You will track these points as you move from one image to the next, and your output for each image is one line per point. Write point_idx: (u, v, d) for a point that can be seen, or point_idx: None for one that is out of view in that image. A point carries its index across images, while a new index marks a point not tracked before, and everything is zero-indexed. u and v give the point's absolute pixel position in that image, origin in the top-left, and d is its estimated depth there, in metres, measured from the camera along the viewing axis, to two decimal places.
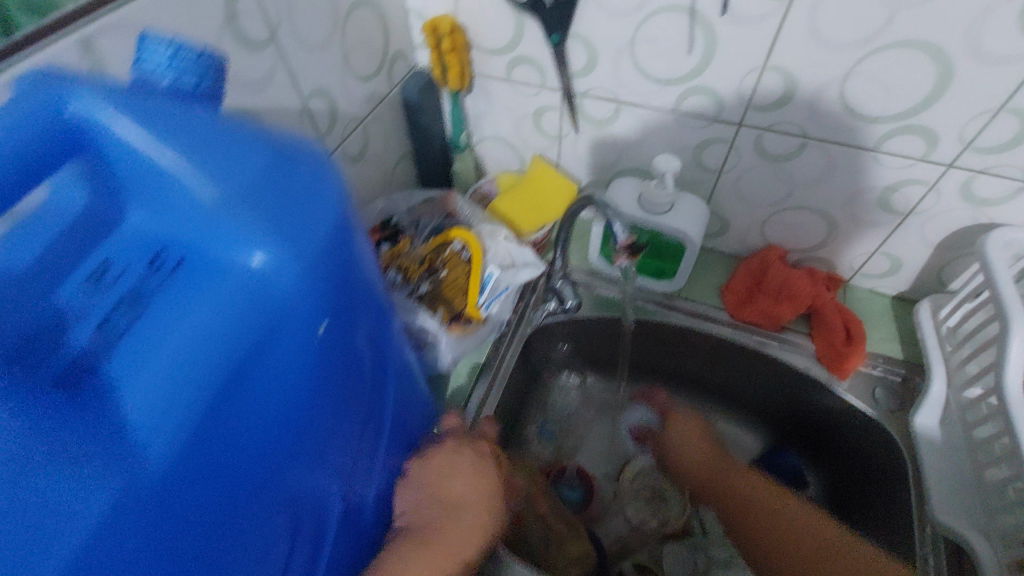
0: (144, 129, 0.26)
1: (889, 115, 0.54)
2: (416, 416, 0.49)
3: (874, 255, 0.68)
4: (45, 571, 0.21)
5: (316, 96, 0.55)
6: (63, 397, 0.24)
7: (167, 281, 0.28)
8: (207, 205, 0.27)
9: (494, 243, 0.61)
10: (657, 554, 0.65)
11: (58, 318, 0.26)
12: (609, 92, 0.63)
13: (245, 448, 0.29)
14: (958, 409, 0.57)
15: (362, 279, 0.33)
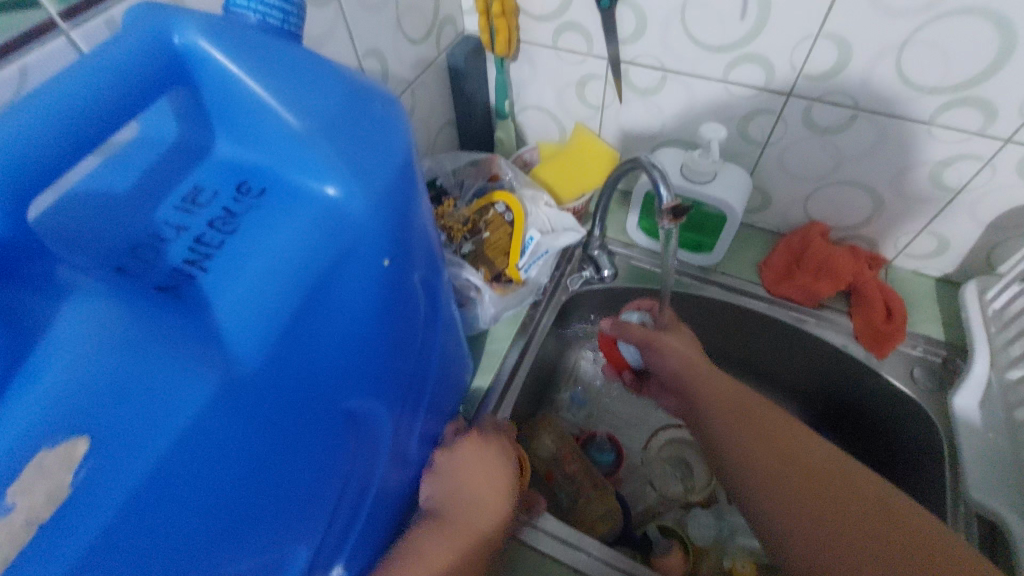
0: (237, 60, 0.28)
1: (946, 85, 0.53)
2: (455, 366, 0.51)
3: (921, 234, 0.66)
4: (156, 445, 0.24)
5: (370, 56, 0.56)
6: (166, 300, 0.27)
7: (253, 205, 0.30)
8: (292, 136, 0.29)
9: (535, 209, 0.62)
10: (682, 518, 0.66)
11: (155, 236, 0.29)
12: (656, 60, 0.63)
13: (316, 367, 0.31)
14: (1000, 389, 0.56)
15: (420, 222, 0.35)
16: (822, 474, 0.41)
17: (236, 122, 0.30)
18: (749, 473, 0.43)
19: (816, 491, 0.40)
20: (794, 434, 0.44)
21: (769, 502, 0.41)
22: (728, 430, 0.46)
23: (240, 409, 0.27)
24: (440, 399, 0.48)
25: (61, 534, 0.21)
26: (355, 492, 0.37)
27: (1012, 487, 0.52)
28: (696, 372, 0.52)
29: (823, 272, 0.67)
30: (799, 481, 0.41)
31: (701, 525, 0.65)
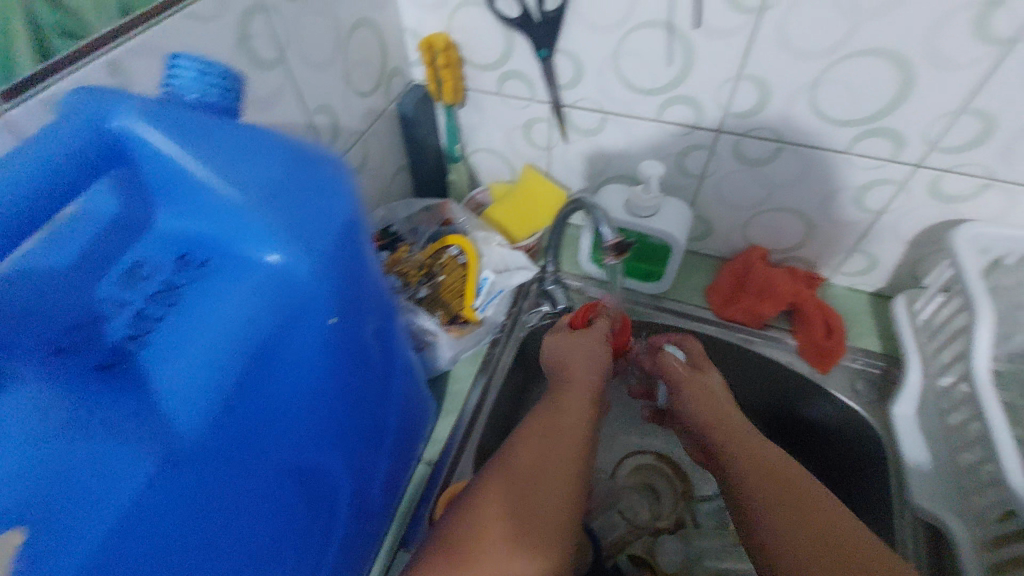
0: (176, 142, 0.29)
1: (858, 119, 0.57)
2: (416, 410, 0.51)
3: (852, 253, 0.71)
4: (96, 529, 0.24)
5: (320, 112, 0.57)
6: (108, 379, 0.27)
7: (195, 277, 0.31)
8: (233, 210, 0.30)
9: (489, 249, 0.63)
10: (651, 546, 0.68)
11: (96, 313, 0.29)
12: (595, 103, 0.67)
13: (267, 428, 0.31)
14: (933, 396, 0.60)
15: (369, 278, 0.36)
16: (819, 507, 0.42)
17: (177, 195, 0.31)
18: (754, 496, 0.45)
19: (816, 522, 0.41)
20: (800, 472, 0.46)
21: (770, 533, 0.42)
22: (745, 462, 0.48)
23: (183, 482, 0.27)
24: (402, 447, 0.49)
25: None
26: (317, 555, 0.36)
27: (951, 489, 0.55)
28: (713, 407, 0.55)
29: (765, 294, 0.71)
30: (794, 508, 0.42)
31: (669, 552, 0.67)
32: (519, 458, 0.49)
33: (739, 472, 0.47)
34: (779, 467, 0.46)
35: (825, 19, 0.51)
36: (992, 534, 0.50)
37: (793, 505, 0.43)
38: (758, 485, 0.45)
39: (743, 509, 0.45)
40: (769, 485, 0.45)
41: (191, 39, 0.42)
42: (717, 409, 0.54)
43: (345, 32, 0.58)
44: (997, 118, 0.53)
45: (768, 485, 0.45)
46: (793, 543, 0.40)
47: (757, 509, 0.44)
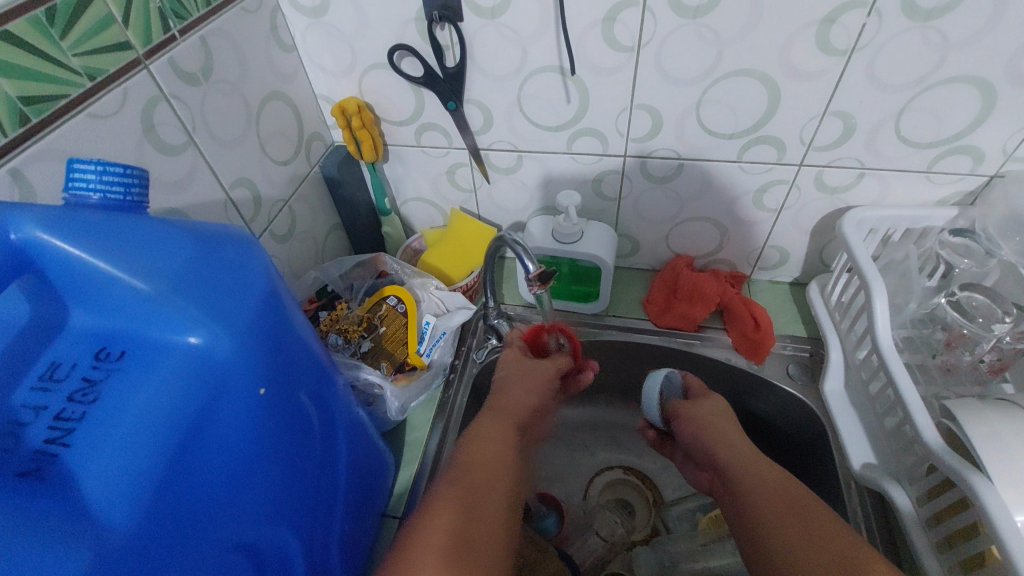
0: (81, 240, 0.29)
1: (741, 130, 0.64)
2: (372, 464, 0.52)
3: (765, 249, 0.77)
4: None
5: (239, 186, 0.59)
6: (31, 486, 0.26)
7: (115, 370, 0.30)
8: (145, 297, 0.30)
9: (427, 294, 0.65)
10: (629, 561, 0.68)
11: (13, 422, 0.28)
12: (509, 144, 0.71)
13: (204, 507, 0.31)
14: (854, 369, 0.65)
15: (293, 345, 0.37)
16: (801, 509, 0.47)
17: (87, 290, 0.30)
18: (765, 517, 0.48)
19: (802, 523, 0.46)
20: (779, 481, 0.51)
21: (778, 551, 0.46)
22: (749, 485, 0.52)
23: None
24: (358, 509, 0.48)
25: None
26: None
27: (886, 454, 0.58)
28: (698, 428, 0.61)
29: (695, 299, 0.75)
30: (789, 512, 0.47)
31: (644, 562, 0.67)
32: (450, 496, 0.51)
33: (734, 486, 0.53)
34: (767, 476, 0.52)
35: (694, 50, 0.57)
36: (924, 489, 0.53)
37: (786, 509, 0.48)
38: (759, 497, 0.50)
39: (743, 516, 0.50)
40: (771, 496, 0.50)
41: (95, 138, 0.42)
42: (715, 433, 0.59)
43: (256, 107, 0.61)
44: (854, 117, 0.60)
45: (762, 490, 0.51)
46: (785, 544, 0.45)
47: (751, 517, 0.50)
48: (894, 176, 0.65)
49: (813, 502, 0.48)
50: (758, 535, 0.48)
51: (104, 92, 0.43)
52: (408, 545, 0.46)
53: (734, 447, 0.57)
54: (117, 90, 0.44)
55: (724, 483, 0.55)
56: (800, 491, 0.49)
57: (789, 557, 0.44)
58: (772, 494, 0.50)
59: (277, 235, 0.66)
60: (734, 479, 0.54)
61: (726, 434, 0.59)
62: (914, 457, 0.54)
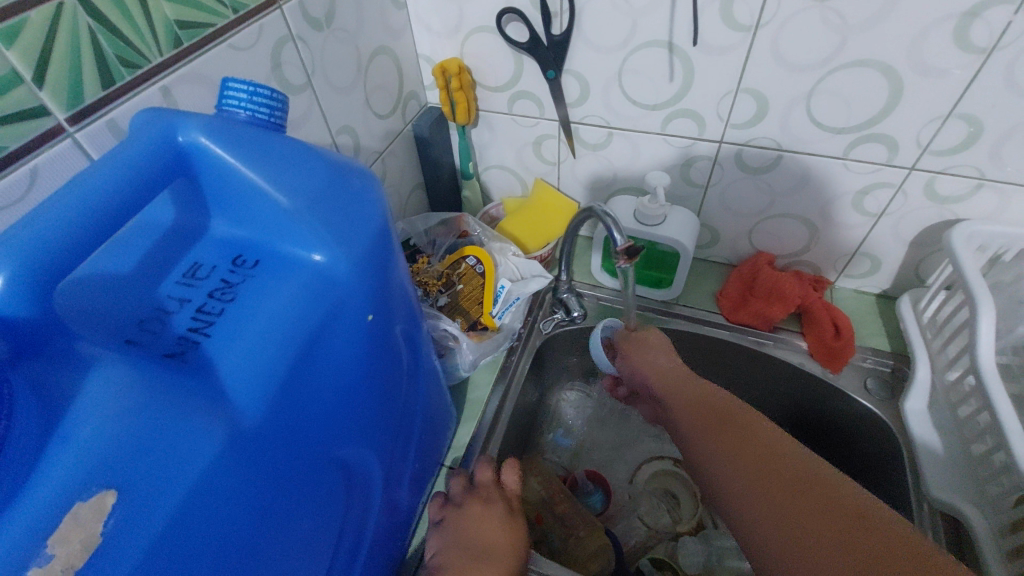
0: (232, 152, 0.32)
1: (852, 125, 0.61)
2: (440, 418, 0.53)
3: (855, 256, 0.74)
4: (160, 506, 0.24)
5: (343, 132, 0.61)
6: (176, 366, 0.28)
7: (249, 276, 0.33)
8: (283, 213, 0.32)
9: (505, 259, 0.66)
10: (673, 548, 0.68)
11: (161, 308, 0.30)
12: (602, 120, 0.70)
13: (313, 415, 0.33)
14: (943, 390, 0.61)
15: (399, 281, 0.38)
16: (773, 458, 0.42)
17: (231, 201, 0.33)
18: (722, 475, 0.43)
19: (775, 480, 0.40)
20: (749, 421, 0.46)
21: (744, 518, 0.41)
22: (707, 436, 0.47)
23: (244, 466, 0.28)
24: (426, 450, 0.50)
25: None
26: (353, 541, 0.38)
27: (968, 482, 0.55)
28: (666, 379, 0.56)
29: (773, 298, 0.72)
30: (758, 465, 0.42)
31: (690, 553, 0.67)
32: (495, 536, 0.47)
33: (695, 443, 0.48)
34: (761, 437, 0.44)
35: (815, 34, 0.55)
36: (1008, 521, 0.50)
37: (778, 479, 0.40)
38: (718, 449, 0.45)
39: (705, 474, 0.46)
40: (734, 443, 0.45)
41: (231, 66, 0.45)
42: (682, 380, 0.54)
43: (366, 59, 0.63)
44: (982, 122, 0.56)
45: (722, 440, 0.45)
46: (752, 508, 0.40)
47: (739, 493, 0.41)
48: (1017, 191, 0.60)
49: (786, 445, 0.43)
50: (723, 495, 0.43)
51: (244, 26, 0.45)
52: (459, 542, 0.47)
53: (719, 406, 0.49)
54: (254, 25, 0.46)
55: (677, 434, 0.52)
56: (764, 432, 0.44)
57: (764, 529, 0.39)
58: (760, 460, 0.42)
59: None
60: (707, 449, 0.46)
61: (709, 395, 0.51)
62: (1001, 487, 0.51)
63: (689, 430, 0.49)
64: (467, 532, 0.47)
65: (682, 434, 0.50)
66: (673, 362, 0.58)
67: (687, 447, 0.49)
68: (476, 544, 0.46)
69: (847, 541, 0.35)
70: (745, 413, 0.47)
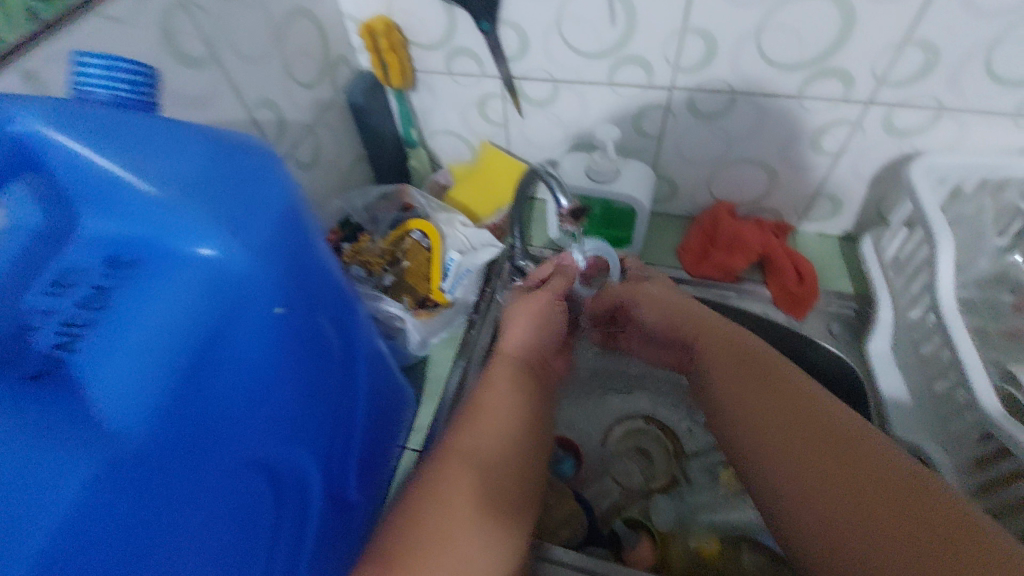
0: (87, 138, 0.27)
1: (805, 61, 0.57)
2: (392, 404, 0.51)
3: (817, 198, 0.71)
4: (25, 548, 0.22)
5: (262, 107, 0.56)
6: (41, 387, 0.25)
7: (128, 278, 0.29)
8: (160, 204, 0.29)
9: (453, 230, 0.63)
10: (647, 508, 0.68)
11: (23, 324, 0.27)
12: (545, 73, 0.66)
13: (219, 419, 0.31)
14: (905, 328, 0.60)
15: (318, 270, 0.35)
16: (805, 423, 0.41)
17: (97, 195, 0.29)
18: (757, 435, 0.43)
19: (816, 442, 0.39)
20: (785, 381, 0.45)
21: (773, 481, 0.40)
22: (736, 396, 0.47)
23: (125, 487, 0.26)
24: (376, 437, 0.48)
25: None
26: (290, 546, 0.36)
27: (933, 418, 0.55)
28: (695, 327, 0.55)
29: (735, 248, 0.71)
30: (793, 427, 0.41)
31: (662, 509, 0.67)
32: (453, 498, 0.40)
33: (726, 402, 0.47)
34: (803, 402, 0.43)
35: None
36: (974, 456, 0.50)
37: (818, 440, 0.40)
38: (752, 410, 0.45)
39: (735, 433, 0.45)
40: (770, 406, 0.44)
41: (108, 40, 0.40)
42: (717, 333, 0.53)
43: (279, 23, 0.57)
44: (938, 48, 0.53)
45: (758, 401, 0.45)
46: (789, 474, 0.40)
47: (768, 446, 0.42)
48: (975, 118, 0.58)
49: (825, 405, 0.42)
50: (753, 454, 0.43)
51: None
52: (417, 501, 0.40)
53: (756, 362, 0.48)
54: None
55: (705, 393, 0.51)
56: (806, 393, 0.44)
57: (801, 492, 0.38)
58: (796, 426, 0.41)
59: (301, 162, 0.63)
60: (743, 408, 0.46)
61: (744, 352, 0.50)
62: (963, 423, 0.51)
63: (718, 387, 0.49)
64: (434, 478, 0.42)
65: (710, 392, 0.50)
66: (711, 315, 0.56)
67: (718, 405, 0.49)
68: (425, 509, 0.40)
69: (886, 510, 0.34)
70: (786, 371, 0.46)
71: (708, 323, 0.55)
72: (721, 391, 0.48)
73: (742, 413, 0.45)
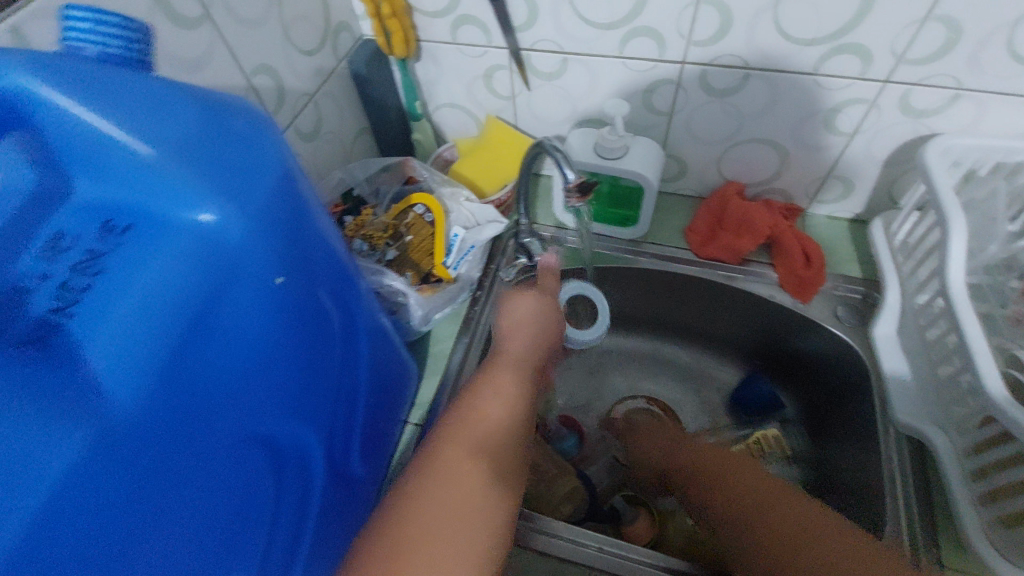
0: (76, 94, 0.26)
1: (822, 36, 0.55)
2: (392, 381, 0.50)
3: (827, 180, 0.70)
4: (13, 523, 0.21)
5: (261, 74, 0.55)
6: (31, 355, 0.24)
7: (122, 243, 0.28)
8: (153, 167, 0.27)
9: (456, 205, 0.62)
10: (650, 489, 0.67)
11: (12, 289, 0.25)
12: (554, 44, 0.64)
13: (217, 391, 0.30)
14: (912, 313, 0.59)
15: (317, 242, 0.35)
16: (780, 499, 0.48)
17: (88, 155, 0.27)
18: (740, 535, 0.48)
19: (794, 526, 0.45)
20: (748, 474, 0.52)
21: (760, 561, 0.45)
22: (710, 482, 0.53)
23: (122, 456, 0.25)
24: (380, 413, 0.47)
25: None
26: (292, 518, 0.36)
27: (936, 403, 0.55)
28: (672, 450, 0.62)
29: (743, 230, 0.69)
30: (769, 512, 0.47)
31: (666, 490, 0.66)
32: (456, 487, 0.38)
33: (700, 494, 0.53)
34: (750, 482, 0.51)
35: None
36: (971, 443, 0.50)
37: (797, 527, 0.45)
38: (726, 496, 0.51)
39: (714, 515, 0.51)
40: (746, 488, 0.50)
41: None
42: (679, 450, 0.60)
43: None
44: (960, 25, 0.51)
45: (735, 492, 0.50)
46: (777, 543, 0.44)
47: (749, 534, 0.47)
48: (995, 99, 0.56)
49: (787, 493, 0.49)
50: (734, 540, 0.48)
51: None
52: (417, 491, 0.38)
53: (715, 473, 0.54)
54: None
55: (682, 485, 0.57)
56: (774, 482, 0.50)
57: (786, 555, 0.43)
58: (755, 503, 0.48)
59: (302, 133, 0.62)
60: (726, 499, 0.50)
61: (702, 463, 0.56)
62: (966, 409, 0.50)
63: (691, 484, 0.55)
64: (433, 466, 0.39)
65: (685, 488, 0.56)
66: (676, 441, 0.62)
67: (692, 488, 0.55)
68: (428, 500, 0.37)
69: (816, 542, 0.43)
70: (746, 466, 0.53)
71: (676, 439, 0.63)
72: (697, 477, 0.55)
73: (718, 494, 0.51)
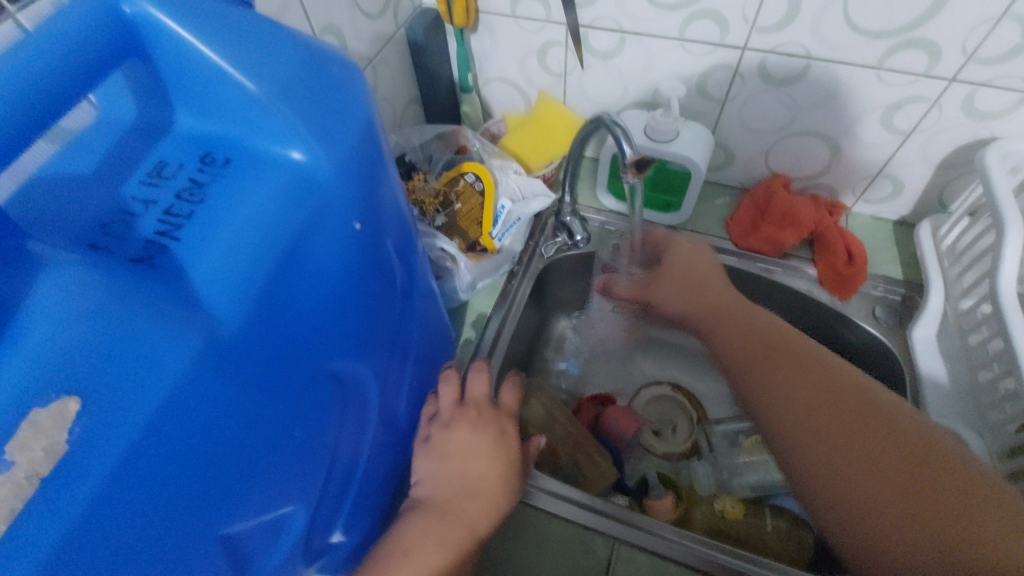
0: (191, 30, 0.28)
1: (892, 29, 0.54)
2: (436, 343, 0.51)
3: (876, 179, 0.69)
4: (127, 426, 0.23)
5: (328, 33, 0.55)
6: (143, 270, 0.26)
7: (222, 175, 0.29)
8: (257, 104, 0.29)
9: (505, 177, 0.62)
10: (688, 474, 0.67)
11: (124, 211, 0.27)
12: (613, 23, 0.64)
13: (295, 326, 0.31)
14: (955, 318, 0.59)
15: (390, 194, 0.35)
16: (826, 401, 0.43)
17: (196, 91, 0.30)
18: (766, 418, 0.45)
19: (820, 425, 0.41)
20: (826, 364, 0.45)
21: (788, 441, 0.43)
22: (755, 369, 0.47)
23: (222, 375, 0.26)
24: (425, 370, 0.49)
25: (56, 506, 0.21)
26: (349, 456, 0.37)
27: (973, 408, 0.55)
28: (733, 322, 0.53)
29: (786, 223, 0.69)
30: (808, 408, 0.43)
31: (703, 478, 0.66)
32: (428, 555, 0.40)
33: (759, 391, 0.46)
34: (804, 359, 0.46)
35: None
36: (1007, 445, 0.50)
37: (871, 450, 0.39)
38: (778, 401, 0.44)
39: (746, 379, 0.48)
40: (809, 395, 0.43)
41: None
42: (758, 333, 0.50)
43: None
44: None
45: (786, 401, 0.44)
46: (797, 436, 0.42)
47: (784, 424, 0.43)
48: None
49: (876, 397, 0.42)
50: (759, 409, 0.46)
51: None
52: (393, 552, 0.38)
53: (784, 345, 0.48)
54: None
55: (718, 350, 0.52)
56: (840, 388, 0.43)
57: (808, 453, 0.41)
58: (834, 403, 0.42)
59: None
60: (779, 382, 0.45)
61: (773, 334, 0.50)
62: (1003, 414, 0.50)
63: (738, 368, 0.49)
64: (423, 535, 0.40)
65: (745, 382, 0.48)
66: (730, 299, 0.55)
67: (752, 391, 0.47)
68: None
69: (906, 476, 0.37)
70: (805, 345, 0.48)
71: (734, 312, 0.53)
72: (767, 371, 0.47)
73: (785, 401, 0.44)
